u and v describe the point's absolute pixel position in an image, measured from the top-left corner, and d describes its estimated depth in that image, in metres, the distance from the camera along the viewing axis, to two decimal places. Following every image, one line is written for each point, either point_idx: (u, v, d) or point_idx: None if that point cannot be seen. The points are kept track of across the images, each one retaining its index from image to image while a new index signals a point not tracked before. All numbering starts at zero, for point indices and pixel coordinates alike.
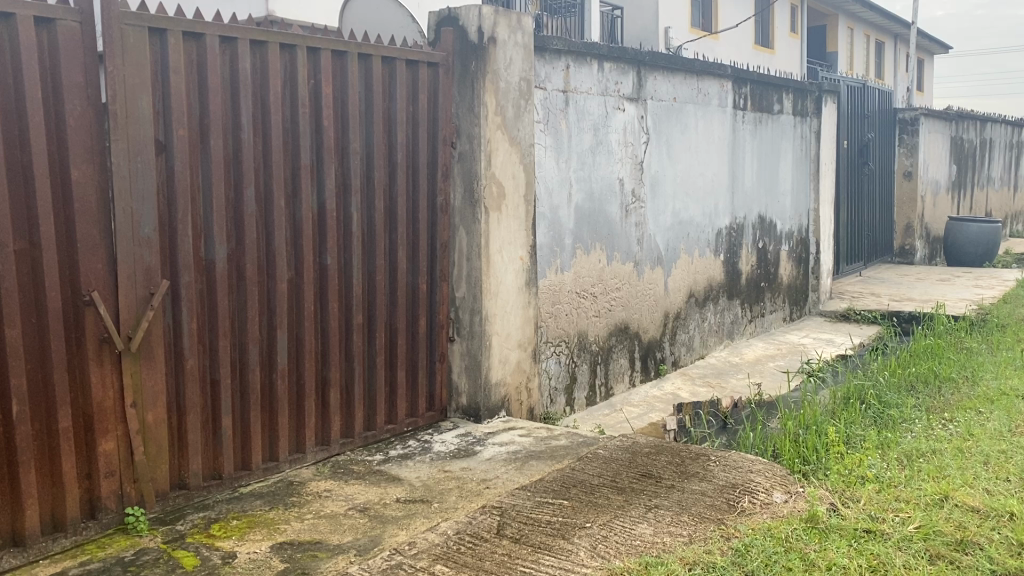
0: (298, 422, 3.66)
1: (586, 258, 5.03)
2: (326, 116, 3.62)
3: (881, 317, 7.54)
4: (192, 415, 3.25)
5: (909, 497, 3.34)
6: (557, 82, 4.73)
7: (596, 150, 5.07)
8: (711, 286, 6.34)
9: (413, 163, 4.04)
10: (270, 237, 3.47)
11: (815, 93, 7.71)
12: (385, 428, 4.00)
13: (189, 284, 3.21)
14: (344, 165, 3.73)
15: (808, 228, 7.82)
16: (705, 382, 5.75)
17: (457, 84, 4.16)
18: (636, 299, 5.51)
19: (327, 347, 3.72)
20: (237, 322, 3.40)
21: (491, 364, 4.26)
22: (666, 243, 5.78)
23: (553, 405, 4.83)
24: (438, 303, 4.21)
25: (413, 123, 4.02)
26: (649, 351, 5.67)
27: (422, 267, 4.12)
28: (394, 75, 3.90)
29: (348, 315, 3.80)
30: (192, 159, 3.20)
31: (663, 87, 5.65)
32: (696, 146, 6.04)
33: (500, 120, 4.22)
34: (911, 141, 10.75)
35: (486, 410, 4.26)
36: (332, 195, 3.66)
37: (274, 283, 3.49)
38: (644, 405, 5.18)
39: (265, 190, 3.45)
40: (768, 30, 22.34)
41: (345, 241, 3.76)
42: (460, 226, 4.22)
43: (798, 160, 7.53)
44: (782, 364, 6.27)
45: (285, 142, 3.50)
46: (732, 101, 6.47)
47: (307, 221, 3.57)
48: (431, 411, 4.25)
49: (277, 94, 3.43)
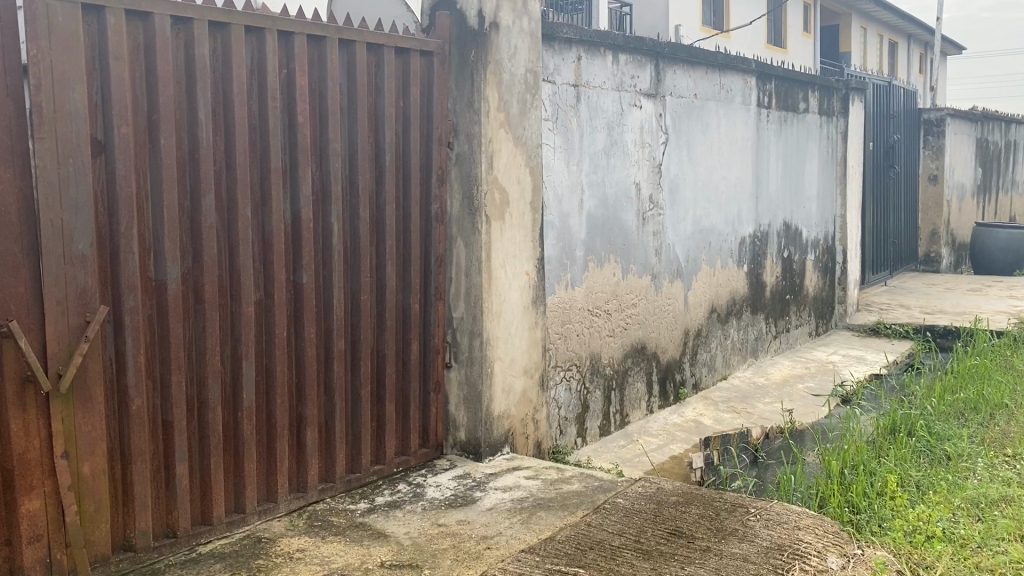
0: (269, 468, 3.16)
1: (600, 272, 4.52)
2: (301, 111, 3.12)
3: (914, 332, 6.99)
4: (140, 465, 2.75)
5: (993, 566, 2.84)
6: (567, 75, 4.23)
7: (610, 152, 4.56)
8: (734, 300, 5.83)
9: (404, 166, 3.53)
10: (235, 253, 2.96)
11: (841, 90, 7.20)
12: (371, 470, 3.50)
13: (135, 310, 2.70)
14: (323, 168, 3.23)
15: (834, 236, 7.30)
16: (729, 407, 5.23)
17: (455, 76, 3.65)
18: (655, 316, 4.99)
19: (303, 380, 3.21)
20: (195, 354, 2.90)
21: (493, 394, 3.75)
22: (686, 254, 5.26)
23: (563, 436, 4.31)
24: (434, 324, 3.71)
25: (403, 120, 3.52)
26: (668, 372, 5.15)
27: (415, 286, 3.62)
28: (381, 65, 3.40)
29: (328, 343, 3.30)
30: (138, 161, 2.69)
31: (683, 82, 5.14)
32: (718, 148, 5.54)
33: (503, 117, 3.71)
34: (936, 144, 10.24)
35: (487, 446, 3.75)
36: (308, 203, 3.16)
37: (240, 306, 2.99)
38: (664, 436, 4.67)
39: (229, 198, 2.94)
40: (781, 30, 21.82)
41: (324, 256, 3.26)
42: (457, 238, 3.71)
43: (824, 162, 7.02)
44: (812, 386, 5.75)
45: (251, 143, 3.00)
46: (756, 98, 5.96)
47: (278, 233, 3.07)
48: (425, 448, 3.75)
49: (243, 87, 2.93)
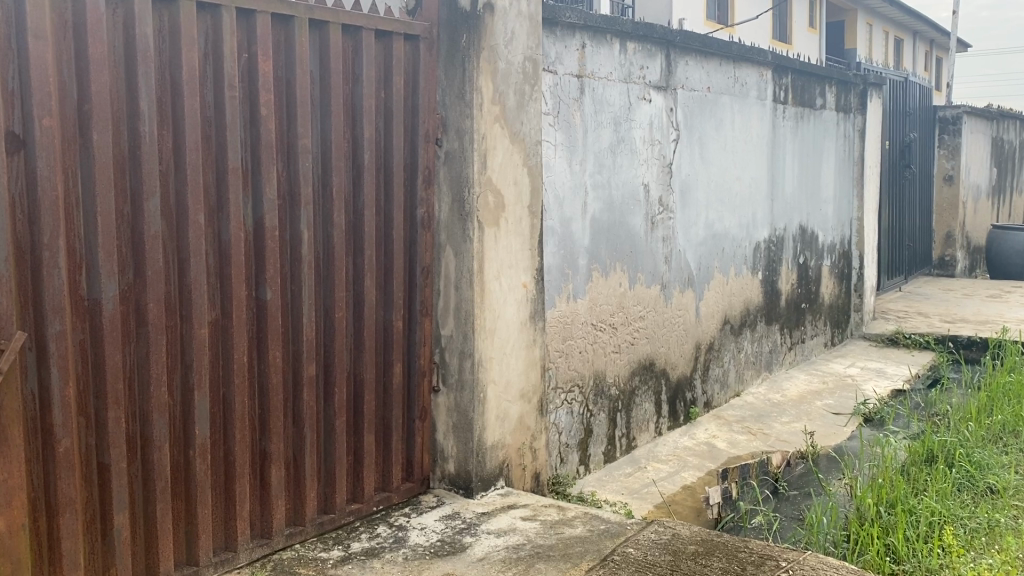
0: (227, 512, 2.75)
1: (604, 283, 4.11)
2: (265, 103, 2.70)
3: (935, 342, 6.59)
4: (69, 516, 2.33)
5: None
6: (569, 64, 3.81)
7: (617, 150, 4.15)
8: (749, 310, 5.42)
9: (385, 165, 3.11)
10: (185, 267, 2.55)
11: (859, 86, 6.78)
12: (347, 510, 3.09)
13: (62, 336, 2.28)
14: (290, 167, 2.81)
15: (851, 240, 6.89)
16: (743, 428, 4.82)
17: (444, 65, 3.23)
18: (664, 329, 4.58)
19: (267, 412, 2.80)
20: (137, 385, 2.48)
21: (486, 422, 3.34)
22: (698, 262, 4.85)
23: (563, 465, 3.90)
24: (419, 344, 3.29)
25: (384, 113, 3.10)
26: (677, 391, 4.73)
27: (399, 301, 3.20)
28: (359, 50, 2.97)
29: (295, 368, 2.89)
30: (65, 160, 2.27)
31: (695, 74, 4.72)
32: (732, 146, 5.13)
33: (498, 110, 3.29)
34: (952, 142, 9.82)
35: (479, 481, 3.33)
36: (272, 207, 2.74)
37: (191, 329, 2.58)
38: (675, 462, 4.28)
39: (177, 202, 2.52)
40: (786, 26, 21.39)
41: (291, 270, 2.84)
42: (446, 246, 3.29)
43: (841, 163, 6.61)
44: (832, 403, 5.34)
45: (205, 139, 2.58)
46: (772, 93, 5.55)
47: (237, 244, 2.66)
48: (409, 482, 3.34)
49: (193, 73, 2.51)
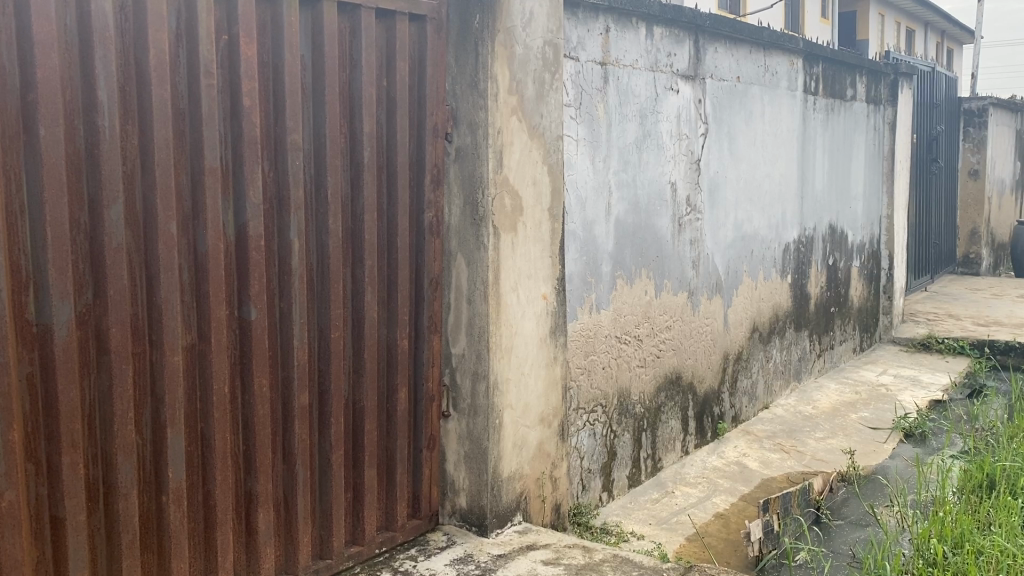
0: (207, 565, 2.39)
1: (629, 291, 3.74)
2: (249, 93, 2.33)
3: (970, 347, 6.23)
4: None
5: None
6: (592, 50, 3.44)
7: (642, 144, 3.78)
8: (778, 316, 5.05)
9: (387, 164, 2.74)
10: (154, 284, 2.18)
11: (890, 76, 6.40)
12: (346, 554, 2.72)
13: (4, 370, 1.91)
14: (279, 166, 2.44)
15: (880, 239, 6.51)
16: (776, 445, 4.46)
17: (454, 49, 2.86)
18: (691, 339, 4.21)
19: (253, 448, 2.44)
20: (98, 423, 2.11)
21: (502, 451, 2.97)
22: (726, 265, 4.48)
23: (586, 493, 3.53)
24: (426, 364, 2.92)
25: (387, 104, 2.72)
26: (705, 406, 4.36)
27: (403, 317, 2.83)
28: (358, 32, 2.60)
29: (285, 397, 2.52)
30: (6, 159, 1.90)
31: (724, 62, 4.35)
32: (762, 141, 4.76)
33: (515, 101, 2.92)
34: (978, 136, 9.45)
35: (494, 517, 2.96)
36: (257, 214, 2.37)
37: (162, 356, 2.21)
38: (705, 486, 3.92)
39: (145, 208, 2.15)
40: (797, 16, 20.94)
41: (280, 284, 2.48)
42: (457, 254, 2.92)
43: (871, 157, 6.24)
44: (868, 417, 4.97)
45: (177, 135, 2.21)
46: (803, 83, 5.17)
47: (215, 256, 2.29)
48: (416, 519, 2.97)
49: (162, 57, 2.14)
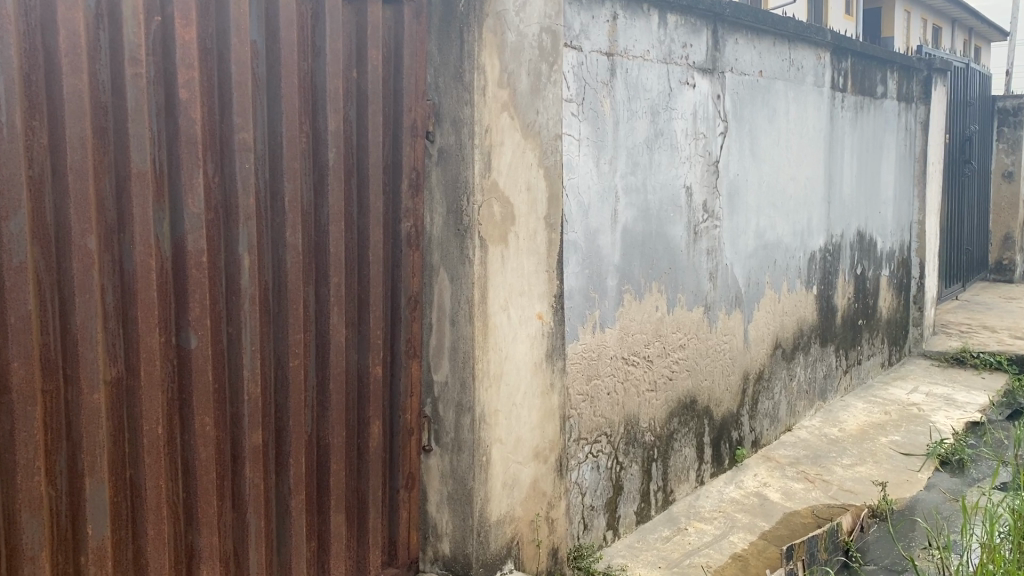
0: None
1: (638, 307, 3.38)
2: (188, 83, 1.98)
3: (1007, 363, 5.83)
4: None
5: None
6: (598, 39, 3.08)
7: (654, 145, 3.42)
8: (802, 331, 4.67)
9: (358, 168, 2.39)
10: (67, 309, 1.82)
11: (923, 72, 5.99)
12: None
13: None
14: (226, 170, 2.09)
15: (911, 246, 6.11)
16: (800, 473, 4.09)
17: (437, 36, 2.52)
18: (707, 358, 3.85)
19: (194, 496, 2.10)
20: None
21: (490, 491, 2.63)
22: (747, 276, 4.11)
23: (588, 532, 3.19)
24: (404, 395, 2.58)
25: (357, 98, 2.37)
26: (723, 430, 4.00)
27: (377, 342, 2.49)
28: (321, 15, 2.26)
29: (234, 437, 2.18)
30: None
31: (745, 54, 3.98)
32: (786, 141, 4.39)
33: (506, 96, 2.58)
34: (1013, 136, 9.00)
35: (480, 567, 2.63)
36: (197, 225, 2.03)
37: (79, 394, 1.85)
38: (721, 521, 3.56)
39: (56, 220, 1.80)
40: (821, 13, 20.43)
41: (227, 308, 2.13)
42: (440, 269, 2.58)
43: (901, 158, 5.84)
44: (899, 441, 4.59)
45: (99, 132, 1.85)
46: (830, 78, 4.78)
47: (145, 276, 1.94)
48: (392, 568, 2.63)
49: (76, 39, 1.78)
